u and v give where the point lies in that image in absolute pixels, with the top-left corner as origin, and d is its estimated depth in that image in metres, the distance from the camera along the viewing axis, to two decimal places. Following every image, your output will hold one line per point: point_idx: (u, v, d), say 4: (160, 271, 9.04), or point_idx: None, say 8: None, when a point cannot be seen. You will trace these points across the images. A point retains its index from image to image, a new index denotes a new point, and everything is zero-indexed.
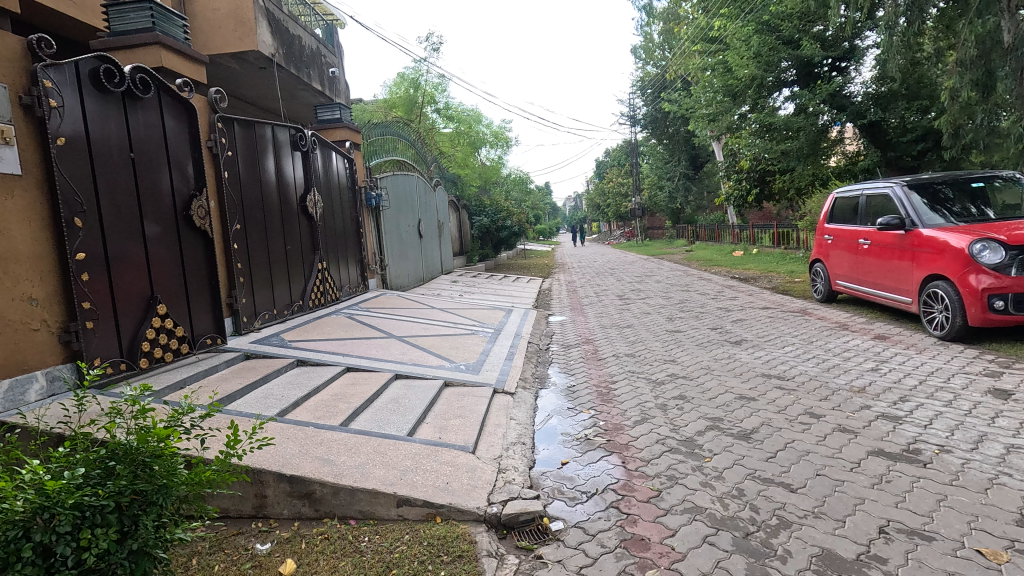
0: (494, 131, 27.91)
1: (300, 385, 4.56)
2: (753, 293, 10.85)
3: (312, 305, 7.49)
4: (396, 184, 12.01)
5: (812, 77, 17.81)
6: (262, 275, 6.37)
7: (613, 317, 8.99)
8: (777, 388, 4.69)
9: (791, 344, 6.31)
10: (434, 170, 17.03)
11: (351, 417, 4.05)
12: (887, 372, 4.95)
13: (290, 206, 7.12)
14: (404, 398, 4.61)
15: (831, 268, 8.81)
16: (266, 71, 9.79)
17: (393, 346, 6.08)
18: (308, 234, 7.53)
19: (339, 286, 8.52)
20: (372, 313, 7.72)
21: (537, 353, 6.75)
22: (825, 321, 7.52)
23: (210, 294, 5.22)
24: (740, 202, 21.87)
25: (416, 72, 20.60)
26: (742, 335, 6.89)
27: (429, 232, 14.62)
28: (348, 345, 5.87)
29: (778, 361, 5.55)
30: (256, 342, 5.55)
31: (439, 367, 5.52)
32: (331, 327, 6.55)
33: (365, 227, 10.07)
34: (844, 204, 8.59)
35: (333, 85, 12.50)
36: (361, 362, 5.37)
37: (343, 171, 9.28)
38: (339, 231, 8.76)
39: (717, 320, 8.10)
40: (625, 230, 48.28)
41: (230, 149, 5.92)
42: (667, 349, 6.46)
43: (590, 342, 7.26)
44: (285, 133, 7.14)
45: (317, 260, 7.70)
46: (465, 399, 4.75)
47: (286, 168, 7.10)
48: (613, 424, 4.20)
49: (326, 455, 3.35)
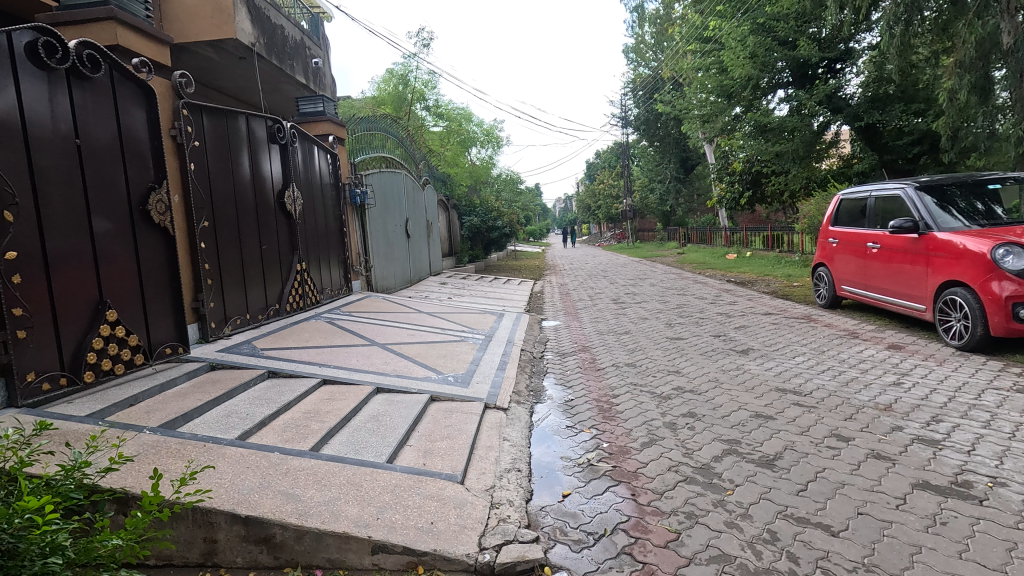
0: (484, 130, 27.45)
1: (269, 401, 4.08)
2: (752, 297, 10.51)
3: (290, 309, 6.98)
4: (382, 182, 11.51)
5: (807, 78, 17.60)
6: (233, 277, 5.86)
7: (610, 322, 8.59)
8: (795, 405, 4.28)
9: (801, 353, 5.94)
10: (423, 169, 16.56)
11: (323, 439, 3.58)
12: (911, 387, 4.57)
13: (266, 202, 6.61)
14: (385, 415, 4.14)
15: (835, 272, 8.47)
16: (246, 61, 9.27)
17: (377, 355, 5.61)
18: (286, 234, 7.03)
19: (320, 288, 8.02)
20: (354, 318, 7.22)
21: (531, 362, 6.31)
22: (833, 328, 7.16)
23: (171, 297, 4.71)
24: (731, 206, 22.34)
25: (405, 68, 20.11)
26: (748, 344, 6.51)
27: (418, 233, 14.14)
28: (327, 354, 5.39)
29: (791, 374, 5.15)
30: (224, 351, 5.05)
31: (426, 378, 5.07)
32: (309, 334, 6.06)
33: (349, 226, 9.55)
34: (850, 206, 8.26)
35: (318, 78, 11.99)
36: (341, 374, 4.90)
37: (326, 167, 8.78)
38: (321, 231, 8.26)
39: (719, 326, 7.72)
40: (615, 233, 47.99)
41: (198, 139, 5.41)
42: (670, 359, 6.06)
43: (587, 350, 6.83)
44: (261, 124, 6.63)
45: (295, 261, 7.19)
46: (453, 416, 4.30)
47: (262, 163, 6.59)
48: (619, 447, 3.77)
49: (291, 489, 2.88)
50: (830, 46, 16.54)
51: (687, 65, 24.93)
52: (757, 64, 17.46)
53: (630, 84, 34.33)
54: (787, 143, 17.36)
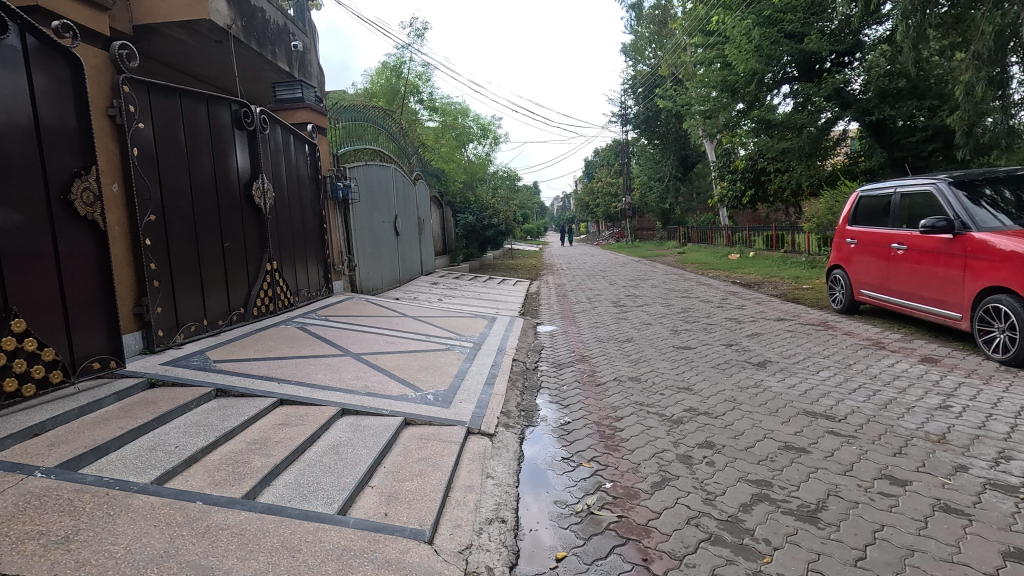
0: (481, 125, 26.75)
1: (208, 429, 3.42)
2: (761, 301, 9.88)
3: (258, 313, 6.33)
4: (369, 175, 10.85)
5: (814, 73, 16.98)
6: (189, 278, 5.21)
7: (610, 328, 7.97)
8: (830, 435, 3.64)
9: (826, 367, 5.31)
10: (416, 163, 15.89)
11: (264, 481, 2.93)
12: (961, 411, 3.96)
13: (230, 195, 5.96)
14: (347, 446, 3.48)
15: (854, 276, 7.86)
16: (222, 45, 8.60)
17: (348, 368, 4.95)
18: (254, 230, 6.37)
19: (295, 290, 7.37)
20: (329, 323, 6.56)
21: (524, 375, 5.66)
22: (855, 337, 6.53)
23: (103, 303, 4.06)
24: (733, 205, 21.71)
25: (398, 59, 19.34)
26: (763, 355, 5.89)
27: (409, 230, 13.48)
28: (291, 367, 4.74)
29: (818, 392, 4.54)
30: (169, 365, 4.39)
31: (402, 397, 4.42)
32: (273, 343, 5.41)
33: (330, 222, 8.89)
34: (871, 203, 7.64)
35: (305, 69, 11.35)
36: (302, 391, 4.25)
37: (304, 158, 8.11)
38: (297, 228, 7.59)
39: (730, 334, 7.10)
40: (613, 232, 47.33)
41: (143, 120, 4.75)
42: (678, 372, 5.43)
43: (585, 360, 6.21)
44: (225, 109, 5.95)
45: (265, 260, 6.54)
46: (429, 445, 3.65)
47: (226, 153, 5.92)
48: (624, 489, 3.13)
49: (205, 557, 2.23)
50: (840, 39, 15.88)
51: (688, 60, 24.29)
52: (762, 58, 16.81)
53: (630, 80, 33.66)
54: (793, 140, 16.76)
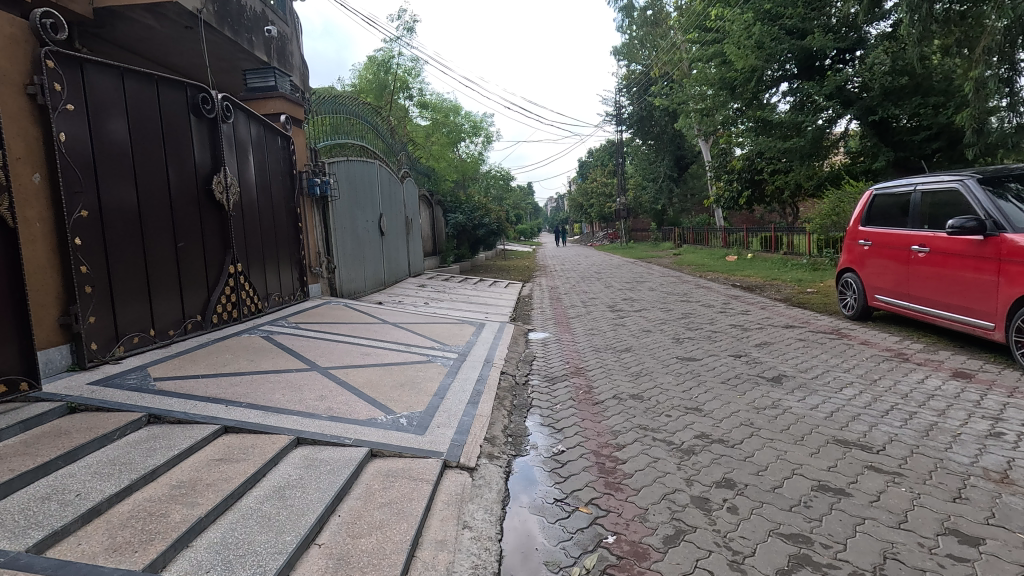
0: (474, 123, 26.16)
1: (124, 470, 2.81)
2: (765, 306, 9.35)
3: (218, 321, 5.72)
4: (351, 171, 10.22)
5: (815, 70, 16.50)
6: (133, 283, 4.60)
7: (607, 335, 7.40)
8: (871, 472, 3.09)
9: (848, 383, 4.76)
10: (404, 160, 15.28)
11: (180, 542, 2.33)
12: (1017, 440, 3.41)
13: (185, 189, 5.33)
14: (294, 488, 2.88)
15: (867, 280, 7.35)
16: (192, 31, 7.92)
17: (311, 386, 4.34)
18: (214, 228, 5.75)
19: (264, 295, 6.75)
20: (299, 332, 5.95)
21: (513, 391, 5.07)
22: (874, 348, 6.00)
23: (14, 315, 3.44)
24: (730, 205, 21.29)
25: (386, 54, 18.73)
26: (776, 368, 5.34)
27: (395, 231, 12.89)
28: (246, 385, 4.14)
29: (845, 415, 3.99)
30: (98, 386, 3.77)
31: (370, 421, 3.83)
32: (229, 356, 4.79)
33: (306, 221, 8.28)
34: (887, 202, 7.14)
35: (285, 59, 10.67)
36: (253, 416, 3.65)
37: (277, 151, 7.49)
38: (267, 228, 6.96)
39: (737, 343, 6.56)
40: (607, 233, 46.81)
41: (75, 101, 4.14)
42: (685, 389, 4.86)
43: (580, 373, 5.65)
44: (181, 93, 5.34)
45: (227, 262, 5.92)
46: (396, 486, 3.05)
47: (181, 143, 5.31)
48: (631, 547, 2.56)
49: None
50: (841, 35, 15.42)
51: (684, 58, 23.88)
52: (762, 56, 16.41)
53: (624, 79, 33.23)
54: (793, 140, 16.34)
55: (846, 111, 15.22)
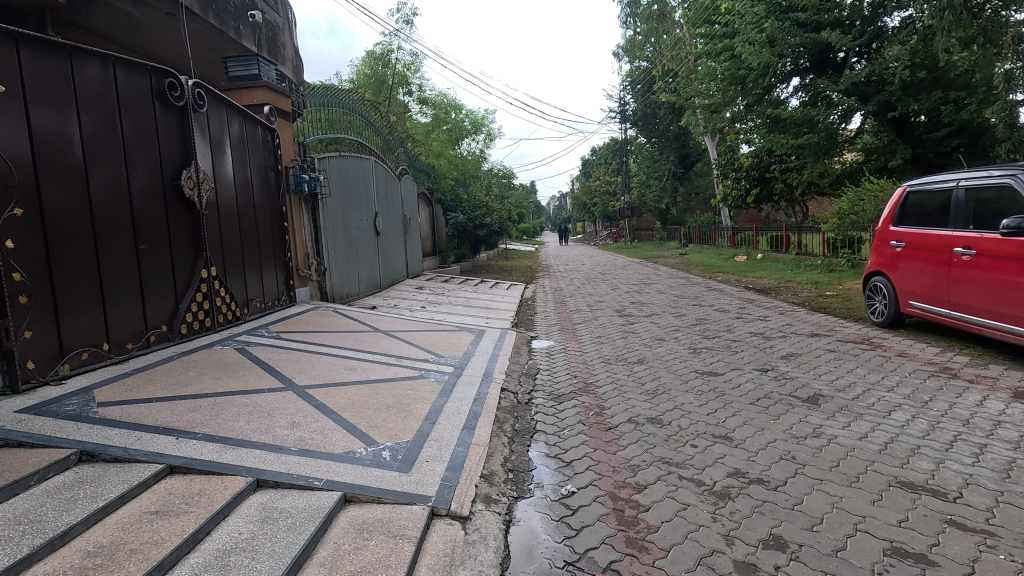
0: (475, 120, 25.58)
1: (27, 532, 2.24)
2: (784, 311, 8.76)
3: (188, 332, 5.16)
4: (344, 168, 9.64)
5: (828, 64, 15.87)
6: (82, 292, 4.04)
7: (617, 344, 6.82)
8: (955, 530, 2.51)
9: (896, 405, 4.18)
10: (403, 157, 14.72)
11: None
12: None
13: (148, 186, 4.79)
14: (243, 553, 2.31)
15: (900, 284, 6.79)
16: (174, 19, 7.19)
17: (282, 411, 3.78)
18: (184, 228, 5.20)
19: (243, 301, 6.20)
20: (278, 344, 5.39)
21: (514, 413, 4.50)
22: (913, 361, 5.42)
23: None
24: (738, 204, 20.72)
25: (385, 48, 18.14)
26: (809, 386, 4.75)
27: (392, 231, 12.34)
28: (206, 410, 3.59)
29: (903, 448, 3.41)
30: (28, 414, 3.22)
31: (346, 455, 3.27)
32: (192, 373, 4.23)
33: (292, 220, 7.70)
34: (923, 200, 6.57)
35: (274, 48, 9.99)
36: (207, 451, 3.09)
37: (260, 145, 6.94)
38: (247, 228, 6.41)
39: (760, 354, 5.98)
40: (611, 231, 46.12)
41: (7, 83, 3.60)
42: (709, 412, 4.28)
43: (590, 390, 5.09)
44: (142, 77, 4.79)
45: (200, 266, 5.36)
46: (370, 546, 2.48)
47: (142, 134, 4.76)
48: None
49: None
50: (855, 29, 14.76)
51: (690, 53, 23.25)
52: (773, 50, 15.79)
53: (629, 75, 32.59)
54: (806, 136, 15.72)
55: (862, 107, 14.61)
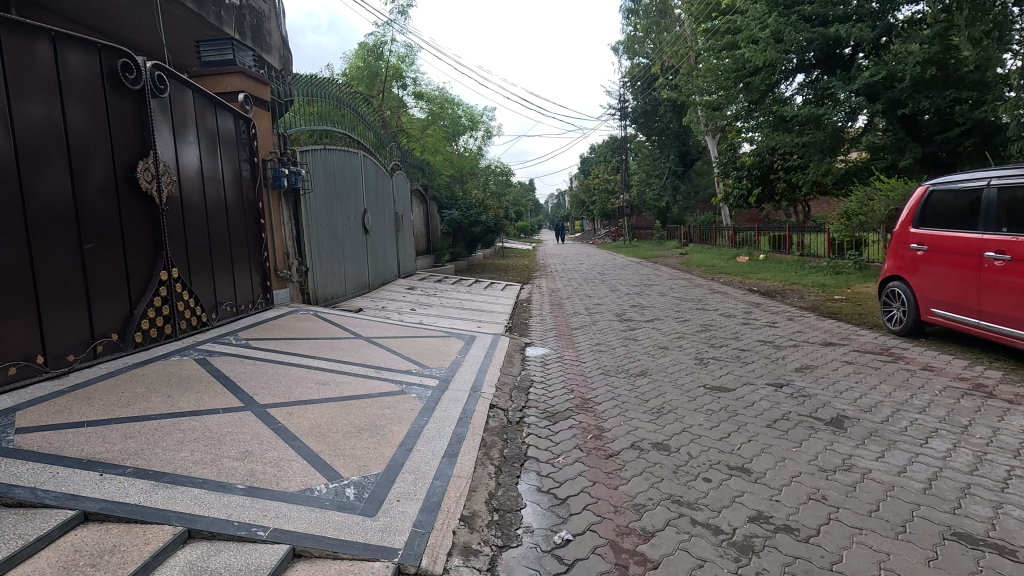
0: (472, 115, 25.05)
1: None
2: (793, 317, 8.29)
3: (143, 341, 4.66)
4: (329, 162, 9.11)
5: (834, 60, 15.38)
6: (10, 299, 3.54)
7: (617, 353, 6.35)
8: None
9: (932, 431, 3.71)
10: (396, 152, 14.21)
11: None
12: None
13: (97, 178, 4.29)
14: None
15: (921, 289, 6.33)
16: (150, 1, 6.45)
17: (235, 437, 3.29)
18: (141, 226, 4.70)
19: (211, 306, 5.70)
20: (244, 353, 4.89)
21: (503, 435, 4.01)
22: (941, 375, 4.96)
23: None
24: (740, 203, 20.25)
25: (378, 40, 17.58)
26: (831, 405, 4.28)
27: (382, 228, 11.83)
28: (144, 438, 3.11)
29: (952, 488, 2.95)
30: None
31: (301, 495, 2.78)
32: (139, 390, 3.73)
33: (268, 216, 7.19)
34: (948, 200, 6.12)
35: (256, 35, 9.41)
36: (133, 491, 2.60)
37: (232, 135, 6.44)
38: (217, 226, 5.91)
39: (774, 366, 5.51)
40: (610, 230, 45.63)
41: None
42: (722, 437, 3.80)
43: (588, 406, 4.61)
44: (90, 56, 4.28)
45: (159, 268, 4.86)
46: None
47: (92, 120, 4.27)
48: None
49: None
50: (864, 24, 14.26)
51: (690, 50, 22.80)
52: (779, 46, 15.29)
53: (628, 72, 32.16)
54: (811, 134, 15.27)
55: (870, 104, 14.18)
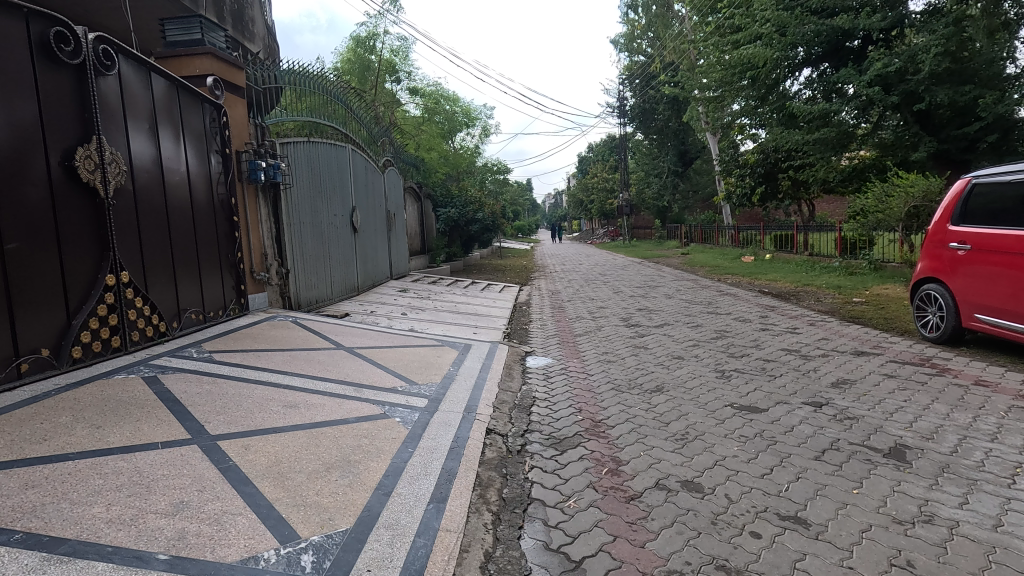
0: (468, 112, 24.42)
1: None
2: (814, 322, 7.69)
3: (83, 357, 4.02)
4: (314, 156, 8.47)
5: (843, 53, 14.79)
6: None
7: (627, 364, 5.72)
8: None
9: (1016, 467, 3.10)
10: (388, 148, 13.58)
11: None
12: None
13: (26, 166, 3.65)
14: None
15: (961, 294, 5.74)
16: None
17: (171, 482, 2.65)
18: (82, 224, 4.07)
19: (171, 316, 5.05)
20: (203, 369, 4.23)
21: (502, 470, 3.39)
22: (1000, 392, 4.35)
23: None
24: (743, 202, 19.67)
25: (370, 33, 16.98)
26: (885, 431, 3.67)
27: (373, 227, 11.19)
28: (50, 488, 2.47)
29: None
30: None
31: (241, 567, 2.14)
32: (64, 420, 3.09)
33: (242, 214, 6.53)
34: (993, 195, 5.53)
35: (238, 21, 8.77)
36: (13, 570, 1.95)
37: (199, 123, 5.77)
38: (181, 225, 5.27)
39: (806, 380, 4.90)
40: (609, 229, 44.96)
41: None
42: (766, 473, 3.17)
43: (601, 431, 3.98)
44: (13, 22, 3.62)
45: (105, 273, 4.21)
46: None
47: (19, 96, 3.64)
48: None
49: None
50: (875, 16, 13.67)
51: (690, 45, 22.24)
52: (785, 39, 14.72)
53: (626, 69, 31.61)
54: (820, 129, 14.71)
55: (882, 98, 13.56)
